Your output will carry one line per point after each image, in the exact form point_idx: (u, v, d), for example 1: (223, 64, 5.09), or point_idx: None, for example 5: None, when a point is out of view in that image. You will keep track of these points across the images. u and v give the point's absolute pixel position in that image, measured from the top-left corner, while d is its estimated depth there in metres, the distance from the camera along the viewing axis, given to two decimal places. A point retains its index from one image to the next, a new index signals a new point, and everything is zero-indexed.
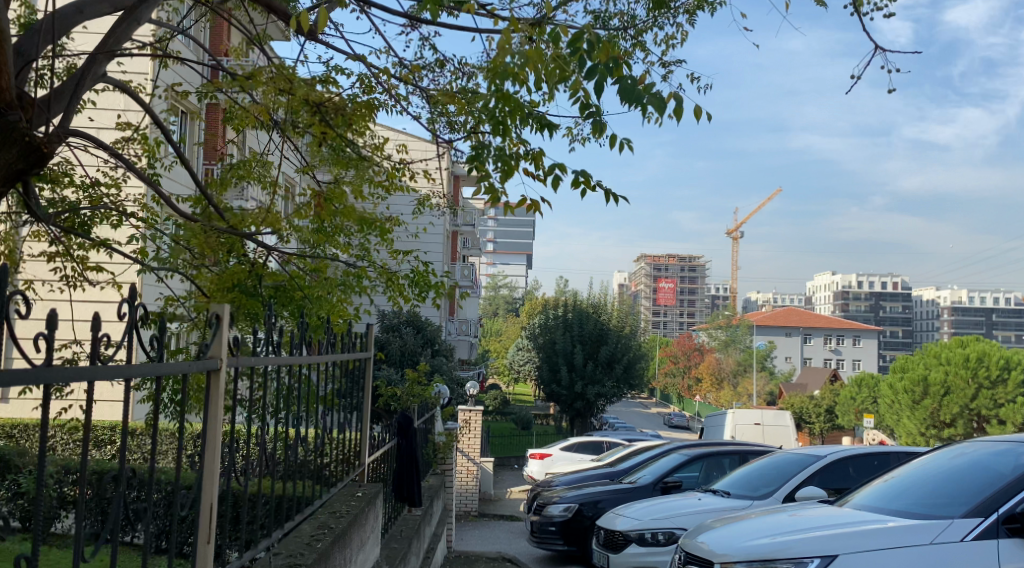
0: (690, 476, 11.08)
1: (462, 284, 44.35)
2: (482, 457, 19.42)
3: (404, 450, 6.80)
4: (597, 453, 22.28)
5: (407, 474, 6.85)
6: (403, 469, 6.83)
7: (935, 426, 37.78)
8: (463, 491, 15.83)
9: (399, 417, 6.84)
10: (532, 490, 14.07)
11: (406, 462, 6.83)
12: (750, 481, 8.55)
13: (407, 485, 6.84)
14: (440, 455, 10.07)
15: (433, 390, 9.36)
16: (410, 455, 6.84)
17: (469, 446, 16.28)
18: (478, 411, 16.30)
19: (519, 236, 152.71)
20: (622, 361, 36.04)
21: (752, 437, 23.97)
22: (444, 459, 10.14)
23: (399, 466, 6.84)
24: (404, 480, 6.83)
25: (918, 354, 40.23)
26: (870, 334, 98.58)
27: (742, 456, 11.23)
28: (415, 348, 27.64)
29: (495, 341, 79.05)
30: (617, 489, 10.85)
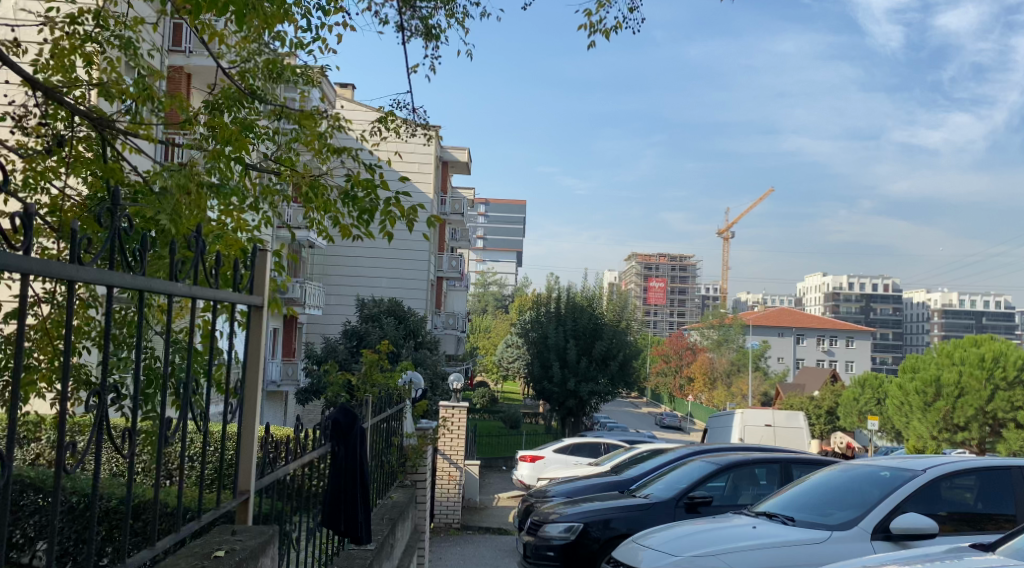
0: (718, 487, 9.07)
1: (449, 275, 42.32)
2: (467, 459, 17.40)
3: (344, 463, 4.78)
4: (595, 456, 20.23)
5: (350, 501, 4.76)
6: (344, 493, 4.73)
7: (948, 429, 36.03)
8: (444, 499, 13.82)
9: (337, 415, 4.85)
10: (525, 501, 12.01)
11: (346, 484, 4.76)
12: (818, 500, 6.51)
13: (353, 518, 4.77)
14: (410, 462, 8.12)
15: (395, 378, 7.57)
16: (354, 474, 4.80)
17: (452, 447, 14.22)
18: (462, 408, 14.17)
19: (509, 234, 150.58)
20: (618, 358, 34.18)
21: (764, 439, 22.01)
22: (416, 467, 8.27)
23: (339, 489, 4.74)
24: (342, 502, 4.74)
25: (930, 354, 38.44)
26: (865, 335, 96.90)
27: (782, 466, 9.26)
28: (395, 338, 25.55)
29: (483, 338, 76.84)
30: (629, 506, 8.88)
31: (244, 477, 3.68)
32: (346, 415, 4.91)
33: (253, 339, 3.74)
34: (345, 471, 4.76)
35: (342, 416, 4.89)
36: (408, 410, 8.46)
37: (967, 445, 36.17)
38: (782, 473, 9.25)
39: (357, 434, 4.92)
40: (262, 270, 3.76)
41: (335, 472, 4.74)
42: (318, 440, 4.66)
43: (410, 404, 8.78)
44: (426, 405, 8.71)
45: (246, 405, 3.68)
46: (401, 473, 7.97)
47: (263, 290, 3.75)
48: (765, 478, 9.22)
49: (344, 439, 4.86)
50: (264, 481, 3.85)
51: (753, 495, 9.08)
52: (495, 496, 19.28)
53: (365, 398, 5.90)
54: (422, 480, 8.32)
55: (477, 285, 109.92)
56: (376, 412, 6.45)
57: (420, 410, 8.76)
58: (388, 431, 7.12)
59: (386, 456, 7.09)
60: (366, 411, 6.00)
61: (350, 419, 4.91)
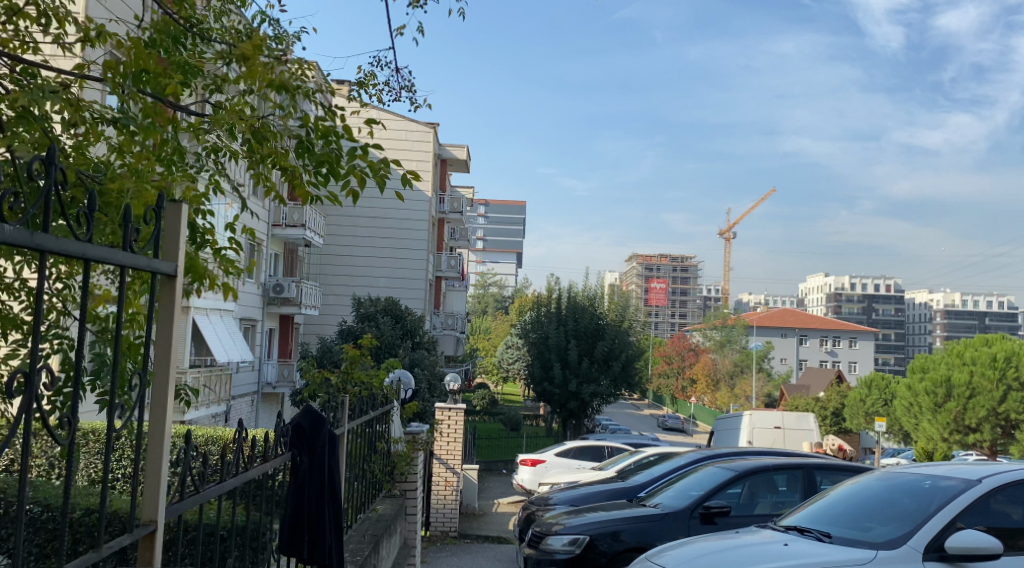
0: (735, 496, 8.35)
1: (448, 275, 41.60)
2: (464, 464, 16.70)
3: (309, 473, 4.61)
4: (598, 459, 19.52)
5: (318, 514, 4.60)
6: (308, 514, 4.58)
7: (959, 430, 35.34)
8: (440, 505, 13.12)
9: (305, 415, 4.71)
10: (525, 509, 11.33)
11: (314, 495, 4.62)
12: (854, 512, 5.83)
13: (320, 541, 4.57)
14: (402, 468, 7.50)
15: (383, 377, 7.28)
16: (323, 481, 4.67)
17: (449, 451, 13.50)
18: (459, 409, 13.46)
19: (509, 235, 149.91)
20: (620, 359, 33.40)
21: (772, 442, 21.33)
22: (405, 476, 7.60)
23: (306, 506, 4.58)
24: (307, 511, 4.57)
25: (939, 353, 37.75)
26: (868, 335, 96.18)
27: (806, 471, 8.55)
28: (392, 338, 24.85)
29: (484, 339, 76.11)
30: (639, 517, 8.20)
31: (150, 499, 3.22)
32: (312, 415, 4.74)
33: (168, 304, 3.27)
34: (308, 482, 4.59)
35: (307, 420, 4.71)
36: (396, 414, 7.79)
37: (977, 447, 35.53)
38: (806, 480, 8.53)
39: (324, 436, 4.76)
40: (178, 227, 3.28)
41: (296, 482, 4.57)
42: (280, 449, 4.47)
43: (399, 406, 8.06)
44: (416, 408, 7.96)
45: (155, 395, 3.20)
46: (387, 483, 7.30)
47: (178, 255, 3.27)
48: (787, 487, 8.49)
49: (310, 448, 4.69)
50: (178, 509, 3.36)
51: (773, 505, 8.37)
52: (495, 502, 18.55)
53: (339, 401, 5.38)
54: (412, 490, 7.65)
55: (478, 286, 109.15)
56: (357, 419, 5.85)
57: (410, 412, 8.06)
58: (370, 435, 6.48)
59: (367, 466, 6.41)
60: (341, 415, 5.42)
61: (316, 422, 4.75)
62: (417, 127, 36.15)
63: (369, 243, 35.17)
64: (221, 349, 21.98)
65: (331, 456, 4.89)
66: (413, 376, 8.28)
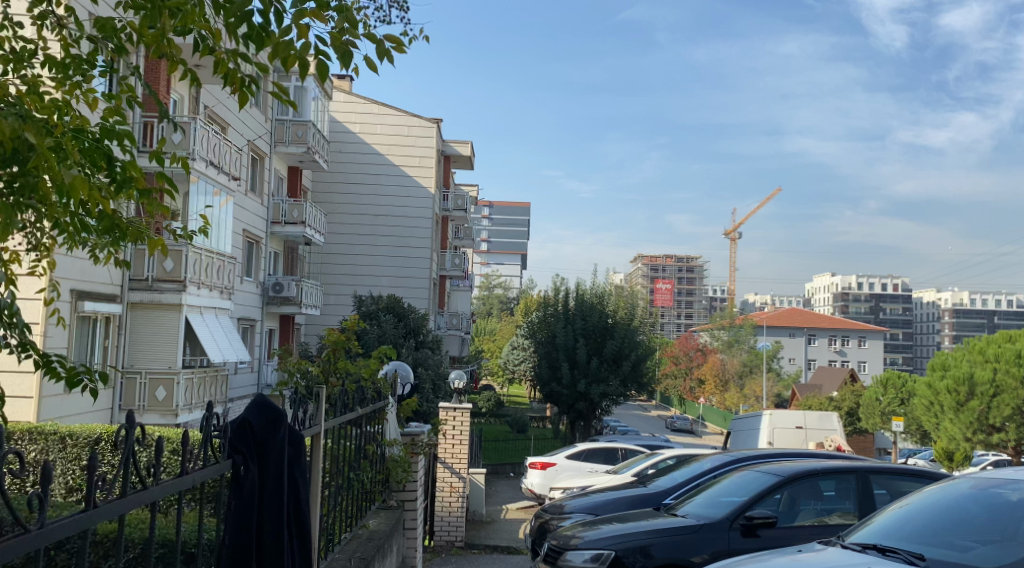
0: (776, 505, 7.33)
1: (453, 274, 40.67)
2: (470, 468, 15.69)
3: (256, 486, 4.18)
4: (612, 462, 18.52)
5: (274, 533, 4.21)
6: (257, 532, 4.16)
7: (983, 430, 34.31)
8: (445, 514, 12.15)
9: (258, 409, 4.25)
10: (539, 518, 10.36)
11: (272, 502, 4.25)
12: (954, 542, 4.95)
13: (268, 560, 4.19)
14: (399, 473, 6.58)
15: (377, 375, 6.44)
16: (279, 491, 4.28)
17: (454, 455, 12.47)
18: (465, 409, 12.43)
19: (514, 237, 149.00)
20: (631, 358, 32.35)
21: (795, 442, 20.32)
22: (403, 484, 6.72)
23: (260, 520, 4.20)
24: (262, 520, 4.18)
25: (960, 350, 36.74)
26: (878, 334, 95.14)
27: (861, 476, 7.55)
28: (394, 337, 23.92)
29: (488, 341, 75.14)
30: (668, 529, 7.23)
31: None
32: (267, 410, 4.28)
33: None
34: (255, 495, 4.15)
35: (257, 418, 4.25)
36: (393, 411, 6.85)
37: (1000, 447, 34.42)
38: (862, 486, 7.51)
39: (279, 435, 4.31)
40: None
41: (237, 493, 4.14)
42: (217, 457, 4.02)
43: (395, 403, 7.07)
44: (414, 405, 6.96)
45: None
46: (379, 493, 6.37)
47: None
48: (839, 493, 7.48)
49: (260, 457, 4.25)
50: None
51: (821, 512, 7.36)
52: (503, 508, 17.53)
53: (312, 398, 4.87)
54: (410, 500, 6.76)
55: (483, 288, 108.25)
56: (334, 419, 5.14)
57: (409, 411, 7.05)
58: (353, 431, 5.68)
59: (350, 466, 5.59)
60: (317, 415, 4.87)
61: (269, 419, 4.29)
62: (418, 122, 35.07)
63: (372, 241, 34.32)
64: (216, 348, 21.13)
65: (293, 458, 4.50)
66: (413, 370, 7.32)
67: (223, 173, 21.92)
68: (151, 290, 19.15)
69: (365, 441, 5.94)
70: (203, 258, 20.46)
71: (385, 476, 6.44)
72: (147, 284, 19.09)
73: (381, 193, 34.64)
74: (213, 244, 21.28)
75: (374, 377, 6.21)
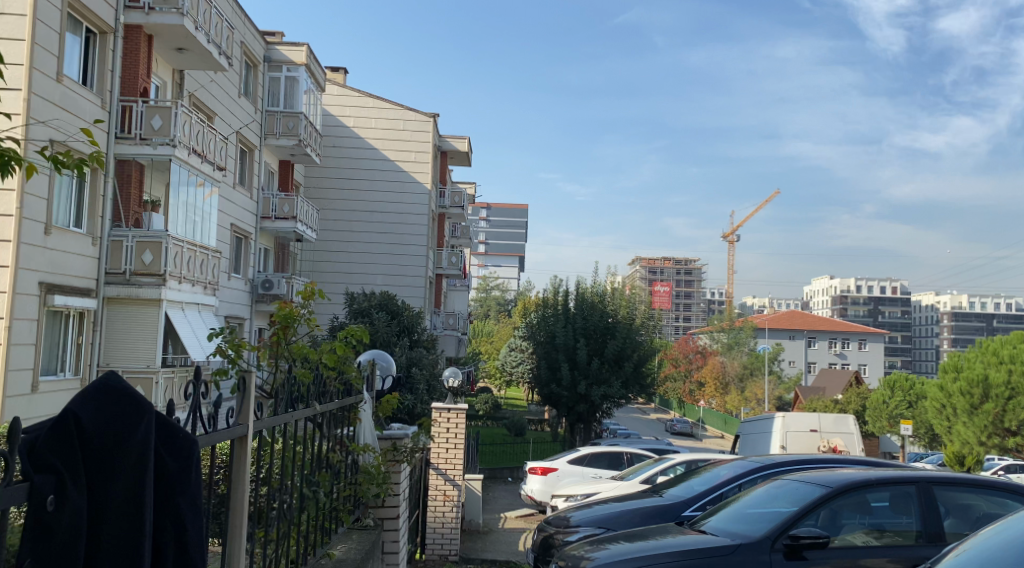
0: (814, 521, 6.29)
1: (450, 272, 39.64)
2: (466, 474, 14.62)
3: (80, 515, 3.19)
4: (617, 467, 17.44)
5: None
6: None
7: (997, 433, 33.36)
8: (438, 525, 11.10)
9: (87, 408, 3.28)
10: (542, 531, 9.32)
11: (120, 535, 3.29)
12: None
13: None
14: (376, 482, 5.65)
15: (350, 366, 5.47)
16: (118, 522, 3.28)
17: (448, 461, 11.34)
18: (461, 410, 11.34)
19: (512, 239, 148.04)
20: (632, 358, 31.39)
21: (809, 446, 19.28)
22: (380, 498, 5.80)
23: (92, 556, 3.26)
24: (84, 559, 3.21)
25: (972, 352, 35.77)
26: (879, 336, 94.26)
27: (922, 488, 6.49)
28: (387, 335, 22.86)
29: (486, 342, 74.16)
30: (694, 550, 6.19)
31: None
32: (106, 404, 3.33)
33: None
34: (76, 532, 3.16)
35: (91, 416, 3.29)
36: (368, 411, 5.87)
37: (1015, 451, 33.42)
38: (921, 496, 6.46)
39: (126, 447, 3.33)
40: None
41: (41, 536, 3.12)
42: (12, 476, 3.07)
43: (372, 400, 6.08)
44: (394, 402, 5.98)
45: None
46: (349, 512, 5.41)
47: None
48: (892, 508, 6.42)
49: (97, 476, 3.26)
50: None
51: (870, 530, 6.31)
52: (502, 516, 16.48)
53: (231, 400, 3.94)
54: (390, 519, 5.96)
55: (480, 290, 107.43)
56: (276, 416, 4.25)
57: (389, 411, 6.05)
58: (311, 432, 4.75)
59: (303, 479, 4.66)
60: (244, 416, 3.99)
61: (109, 426, 3.30)
62: (414, 116, 33.97)
63: (366, 239, 33.27)
64: (196, 346, 20.09)
65: (173, 469, 3.54)
66: (395, 360, 6.56)
67: (208, 163, 20.74)
68: (128, 284, 17.94)
69: (328, 443, 4.99)
70: (184, 251, 19.34)
71: (356, 486, 5.45)
72: (124, 277, 17.84)
73: (376, 188, 33.55)
74: (193, 235, 20.16)
75: (342, 366, 5.24)
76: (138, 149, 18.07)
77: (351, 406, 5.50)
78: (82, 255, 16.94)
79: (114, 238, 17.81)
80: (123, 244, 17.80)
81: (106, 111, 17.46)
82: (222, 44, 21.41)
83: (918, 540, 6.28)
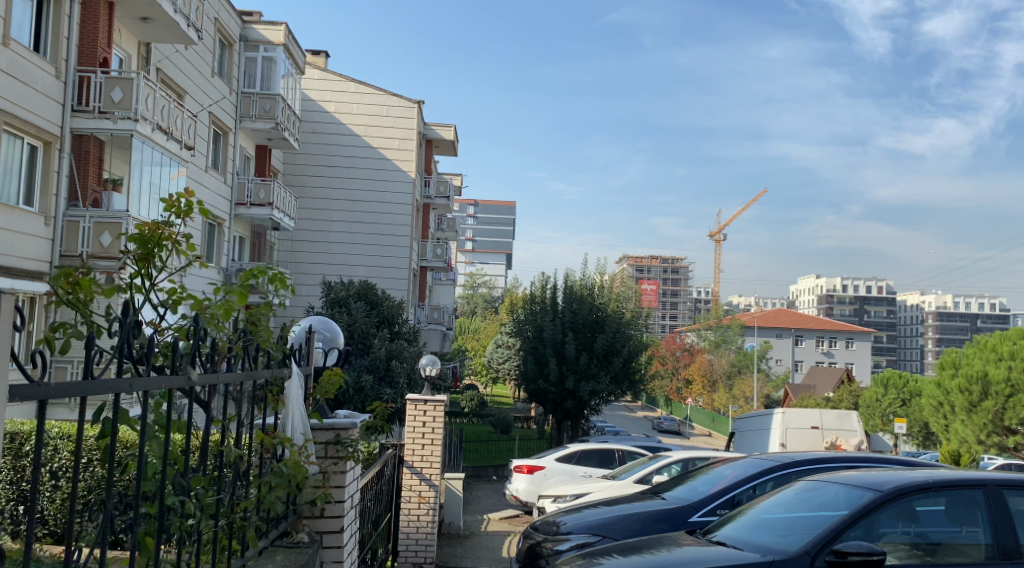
0: (854, 532, 5.25)
1: (434, 265, 38.49)
2: (446, 473, 13.48)
3: None
4: (609, 467, 16.34)
5: None
6: None
7: (996, 432, 32.58)
8: (412, 530, 10.04)
9: None
10: (527, 538, 8.22)
11: None
12: None
13: None
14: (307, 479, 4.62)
15: (268, 332, 4.41)
16: None
17: (423, 461, 10.22)
18: (440, 404, 10.23)
19: (499, 235, 146.76)
20: (622, 354, 30.24)
21: (810, 445, 18.28)
22: (313, 502, 4.76)
23: None
24: None
25: (970, 348, 34.95)
26: (866, 334, 93.77)
27: (991, 494, 5.42)
28: (365, 328, 21.73)
29: (472, 339, 73.08)
30: None
31: None
32: None
33: None
34: None
35: None
36: (297, 388, 4.74)
37: (1014, 449, 32.67)
38: (992, 504, 5.38)
39: None
40: None
41: None
42: None
43: (307, 380, 5.00)
44: (332, 383, 4.93)
45: None
46: (264, 527, 4.32)
47: None
48: (952, 518, 5.36)
49: None
50: None
51: (924, 543, 5.27)
52: (485, 518, 15.35)
53: None
54: (326, 525, 5.13)
55: (466, 287, 106.25)
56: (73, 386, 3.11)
57: (328, 393, 5.00)
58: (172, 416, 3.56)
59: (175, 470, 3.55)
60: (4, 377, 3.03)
61: None
62: (397, 102, 32.81)
63: (346, 228, 32.10)
64: None
65: None
66: (341, 332, 5.73)
67: (174, 140, 19.39)
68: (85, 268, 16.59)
69: (220, 428, 3.83)
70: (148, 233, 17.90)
71: (265, 492, 4.19)
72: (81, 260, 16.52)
73: (358, 176, 32.35)
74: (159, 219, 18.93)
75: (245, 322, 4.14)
76: (97, 123, 16.66)
77: (263, 379, 4.31)
78: (34, 235, 15.70)
79: (71, 218, 16.54)
80: (80, 225, 16.49)
81: (60, 81, 16.34)
82: (191, 15, 20.04)
83: (988, 556, 5.22)
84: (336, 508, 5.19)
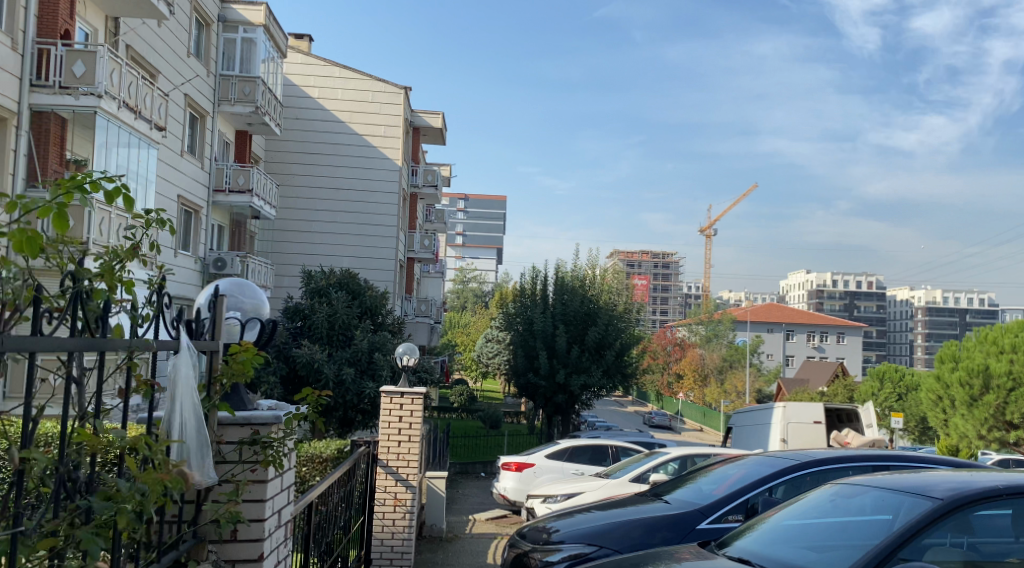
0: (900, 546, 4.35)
1: (421, 257, 37.55)
2: (428, 472, 12.53)
3: None
4: (602, 464, 15.44)
5: None
6: None
7: (997, 426, 31.90)
8: (388, 535, 9.13)
9: None
10: (512, 547, 7.35)
11: None
12: None
13: None
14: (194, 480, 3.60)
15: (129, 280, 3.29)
16: None
17: (400, 459, 9.30)
18: (418, 397, 9.34)
19: (490, 230, 145.61)
20: (614, 347, 29.30)
21: (812, 440, 17.47)
22: (228, 519, 3.91)
23: None
24: None
25: (970, 341, 34.26)
26: (858, 329, 93.30)
27: None
28: (346, 319, 20.77)
29: (461, 334, 72.10)
30: None
31: None
32: None
33: None
34: None
35: None
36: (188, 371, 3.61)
37: (1015, 445, 31.95)
38: None
39: None
40: None
41: None
42: None
43: (216, 360, 4.04)
44: (249, 365, 4.04)
45: None
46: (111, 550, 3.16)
47: None
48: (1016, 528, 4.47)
49: None
50: None
51: (979, 557, 4.37)
52: (470, 518, 14.42)
53: None
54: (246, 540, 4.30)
55: (456, 281, 105.15)
56: None
57: (240, 375, 4.06)
58: None
59: None
60: None
61: None
62: (383, 87, 31.76)
63: (327, 218, 31.11)
64: None
65: None
66: (265, 298, 4.76)
67: (143, 120, 18.36)
68: None
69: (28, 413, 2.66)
70: None
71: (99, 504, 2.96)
72: None
73: (341, 163, 31.31)
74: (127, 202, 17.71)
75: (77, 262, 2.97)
76: (58, 99, 15.72)
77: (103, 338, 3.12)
78: None
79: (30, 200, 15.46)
80: None
81: (17, 53, 15.34)
82: None
83: None
84: (253, 528, 4.33)
